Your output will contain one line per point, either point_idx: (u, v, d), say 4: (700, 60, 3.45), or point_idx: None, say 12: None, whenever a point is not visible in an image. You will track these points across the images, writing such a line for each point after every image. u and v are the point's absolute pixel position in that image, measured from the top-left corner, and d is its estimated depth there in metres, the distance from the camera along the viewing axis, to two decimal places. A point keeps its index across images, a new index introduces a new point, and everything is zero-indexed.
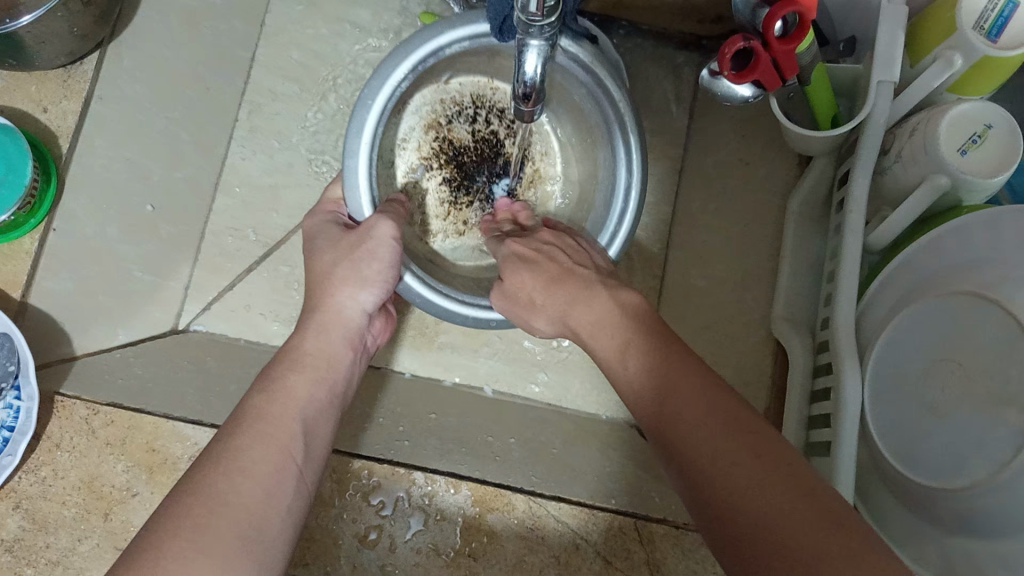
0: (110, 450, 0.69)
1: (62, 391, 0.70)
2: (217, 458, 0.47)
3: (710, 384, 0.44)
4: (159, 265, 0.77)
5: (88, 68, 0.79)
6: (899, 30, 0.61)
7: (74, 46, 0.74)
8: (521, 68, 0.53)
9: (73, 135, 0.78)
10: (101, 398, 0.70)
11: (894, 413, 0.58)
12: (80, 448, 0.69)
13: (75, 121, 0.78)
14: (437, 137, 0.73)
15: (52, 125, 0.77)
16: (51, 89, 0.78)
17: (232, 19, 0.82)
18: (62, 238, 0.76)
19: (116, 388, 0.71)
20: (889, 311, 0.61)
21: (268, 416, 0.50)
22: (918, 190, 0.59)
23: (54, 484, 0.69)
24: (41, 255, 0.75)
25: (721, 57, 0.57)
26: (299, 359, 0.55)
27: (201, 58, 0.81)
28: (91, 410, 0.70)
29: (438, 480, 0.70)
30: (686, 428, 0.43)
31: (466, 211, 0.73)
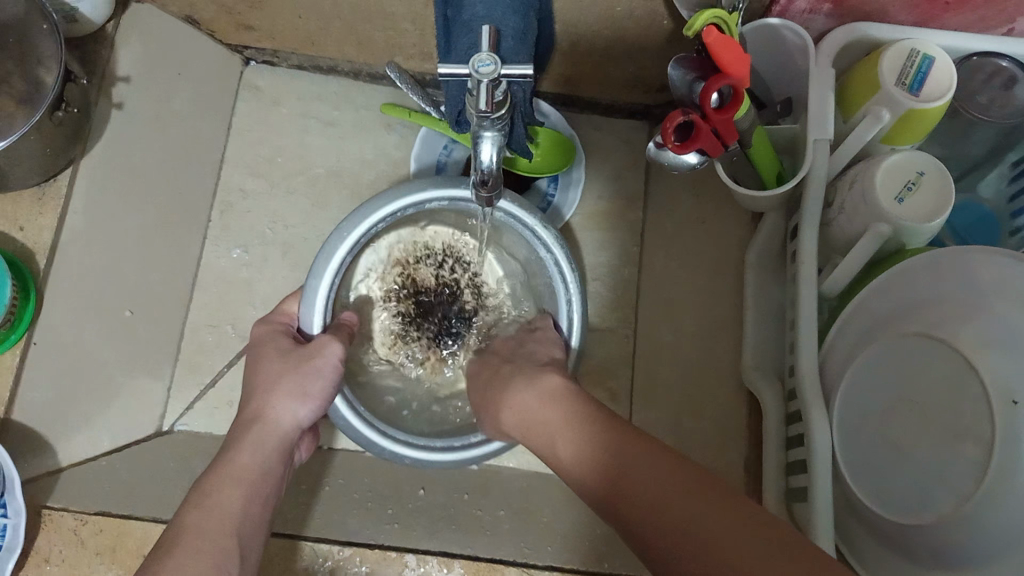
0: (100, 558, 0.70)
1: (49, 504, 0.70)
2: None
3: (681, 470, 0.45)
4: (141, 369, 0.78)
5: (63, 183, 0.78)
6: (827, 92, 0.66)
7: (45, 165, 0.74)
8: (477, 158, 0.56)
9: (50, 251, 0.76)
10: (90, 507, 0.70)
11: (862, 455, 0.59)
12: (69, 559, 0.69)
13: (51, 236, 0.76)
14: (401, 272, 0.74)
15: (27, 242, 0.76)
16: (25, 207, 0.77)
17: (198, 122, 0.85)
18: (43, 352, 0.73)
19: (104, 496, 0.71)
20: (849, 355, 0.63)
21: (197, 540, 0.50)
22: (862, 240, 0.63)
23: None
24: (23, 370, 0.72)
25: (663, 131, 0.61)
26: (230, 472, 0.55)
27: (170, 162, 0.83)
28: (80, 520, 0.70)
29: (428, 559, 0.70)
30: (636, 503, 0.45)
31: (410, 344, 0.75)
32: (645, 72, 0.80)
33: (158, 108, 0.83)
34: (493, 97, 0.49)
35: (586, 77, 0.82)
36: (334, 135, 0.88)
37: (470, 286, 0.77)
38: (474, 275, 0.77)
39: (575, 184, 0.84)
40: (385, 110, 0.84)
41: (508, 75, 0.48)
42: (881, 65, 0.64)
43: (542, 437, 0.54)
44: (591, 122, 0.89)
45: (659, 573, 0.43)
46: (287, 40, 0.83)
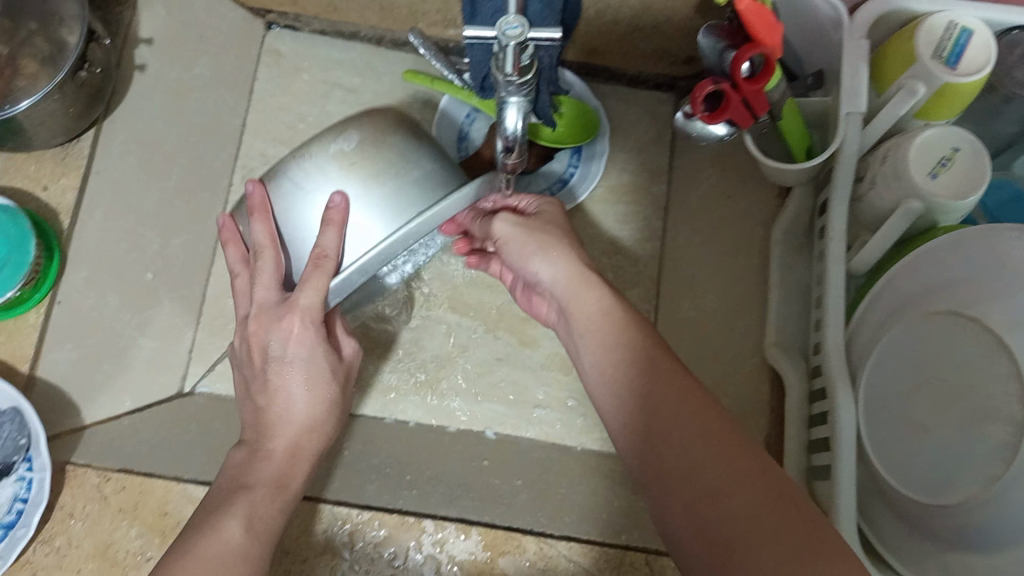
0: (122, 516, 0.70)
1: (73, 461, 0.71)
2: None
3: (714, 437, 0.47)
4: (162, 332, 0.78)
5: (85, 145, 0.80)
6: (862, 62, 0.64)
7: (69, 126, 0.75)
8: (503, 125, 0.55)
9: (74, 211, 0.79)
10: (112, 464, 0.71)
11: (888, 435, 0.59)
12: (92, 516, 0.69)
13: (74, 197, 0.79)
14: None
15: (52, 202, 0.79)
16: (49, 168, 0.79)
17: (220, 87, 0.85)
18: (65, 311, 0.76)
19: (126, 455, 0.72)
20: (874, 334, 0.62)
21: (222, 548, 0.52)
22: (893, 217, 0.61)
23: (68, 554, 0.68)
24: (47, 327, 0.75)
25: (693, 100, 0.60)
26: (254, 493, 0.56)
27: (192, 126, 0.83)
28: (103, 477, 0.70)
29: (445, 526, 0.70)
30: (664, 443, 0.49)
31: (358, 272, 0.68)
32: (672, 43, 0.79)
33: (180, 74, 0.84)
34: (520, 61, 0.48)
35: (611, 47, 0.81)
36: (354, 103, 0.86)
37: None
38: None
39: (598, 156, 0.83)
40: (407, 78, 0.83)
41: (536, 39, 0.47)
42: (918, 37, 0.62)
43: (596, 345, 0.56)
44: (617, 93, 0.87)
45: (683, 522, 0.47)
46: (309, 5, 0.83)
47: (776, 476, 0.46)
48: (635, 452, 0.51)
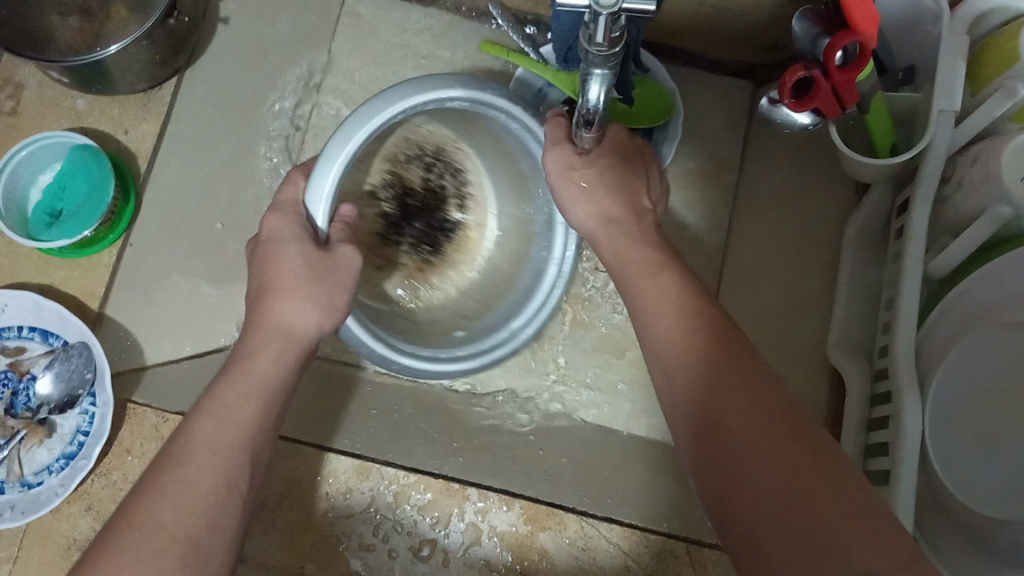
0: None
1: (133, 399, 0.73)
2: (131, 523, 0.46)
3: (789, 444, 0.44)
4: (225, 281, 0.78)
5: (166, 92, 0.82)
6: (959, 59, 0.61)
7: (154, 72, 0.76)
8: (584, 96, 0.54)
9: (151, 155, 0.81)
10: (172, 406, 0.72)
11: (955, 443, 0.57)
12: (149, 454, 0.70)
13: (153, 142, 0.81)
14: (390, 170, 0.71)
15: (131, 146, 0.81)
16: (130, 112, 0.81)
17: (299, 45, 0.85)
18: (137, 253, 0.78)
19: (186, 398, 0.73)
20: (947, 341, 0.60)
21: (200, 454, 0.50)
22: (978, 222, 0.59)
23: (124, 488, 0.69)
24: (118, 269, 0.77)
25: (781, 86, 0.58)
26: (215, 439, 0.52)
27: (269, 82, 0.84)
28: (161, 417, 0.71)
29: (489, 496, 0.71)
30: (733, 433, 0.46)
31: (394, 250, 0.74)
32: (757, 28, 0.77)
33: (262, 31, 0.85)
34: (611, 32, 0.47)
35: (693, 29, 0.79)
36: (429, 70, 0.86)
37: (449, 181, 0.75)
38: (463, 188, 0.76)
39: (670, 141, 0.79)
40: (484, 49, 0.81)
41: (630, 9, 0.46)
42: None
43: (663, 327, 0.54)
44: (695, 77, 0.85)
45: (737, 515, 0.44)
46: None
47: (833, 477, 0.42)
48: (698, 449, 0.48)
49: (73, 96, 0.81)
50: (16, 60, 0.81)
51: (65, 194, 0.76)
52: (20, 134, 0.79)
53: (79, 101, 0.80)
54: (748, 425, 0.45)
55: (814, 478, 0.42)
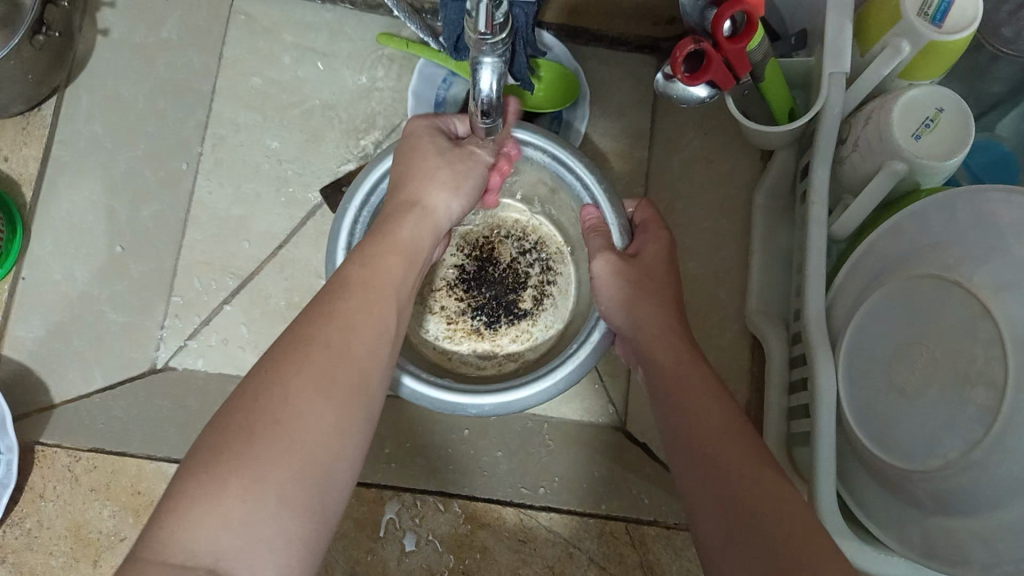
0: (94, 495, 0.69)
1: (42, 441, 0.70)
2: (304, 344, 0.44)
3: (749, 453, 0.48)
4: (133, 306, 0.75)
5: (47, 112, 0.78)
6: (846, 21, 0.62)
7: (30, 92, 0.72)
8: (476, 87, 0.53)
9: (37, 181, 0.77)
10: (83, 444, 0.70)
11: (871, 399, 0.58)
12: (65, 495, 0.69)
13: (37, 167, 0.77)
14: (487, 235, 0.75)
15: (14, 172, 0.76)
16: (10, 137, 0.77)
17: (188, 51, 0.82)
18: (32, 285, 0.74)
19: (99, 433, 0.71)
20: (854, 303, 0.61)
21: (361, 297, 0.48)
22: (875, 180, 0.60)
23: (41, 534, 0.68)
24: (13, 302, 0.74)
25: (673, 61, 0.58)
26: (353, 287, 0.49)
27: (159, 93, 0.81)
28: (73, 457, 0.70)
29: (423, 497, 0.70)
30: (709, 445, 0.50)
31: (447, 301, 0.73)
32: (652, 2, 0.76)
33: (146, 40, 0.81)
34: (492, 19, 0.46)
35: (591, 7, 0.79)
36: (327, 67, 0.83)
37: (535, 289, 0.73)
38: (548, 280, 0.74)
39: (580, 123, 0.80)
40: (382, 41, 0.81)
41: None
42: None
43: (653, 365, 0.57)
44: (597, 55, 0.85)
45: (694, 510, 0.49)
46: None
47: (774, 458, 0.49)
48: (684, 460, 0.51)
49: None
50: None
51: None
52: None
53: None
54: (707, 434, 0.50)
55: (760, 468, 0.47)
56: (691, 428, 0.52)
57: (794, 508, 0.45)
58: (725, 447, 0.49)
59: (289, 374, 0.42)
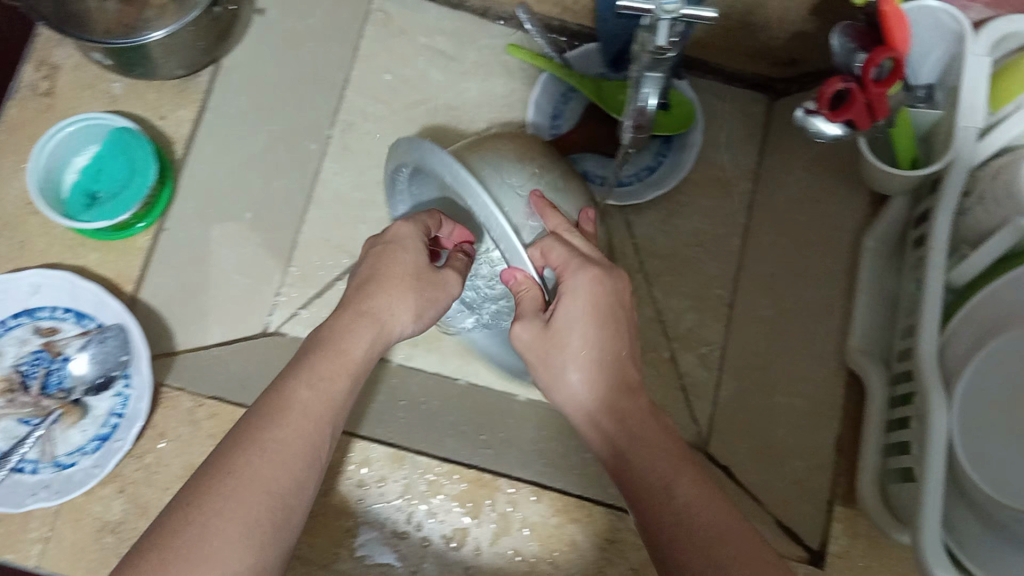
0: (214, 440, 0.66)
1: (168, 383, 0.68)
2: (224, 483, 0.48)
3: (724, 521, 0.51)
4: (255, 271, 0.80)
5: (202, 79, 0.80)
6: (981, 81, 0.65)
7: (194, 59, 0.76)
8: (636, 98, 0.58)
9: (187, 142, 0.77)
10: (206, 391, 0.68)
11: (988, 440, 0.59)
12: (185, 437, 0.66)
13: (188, 128, 0.77)
14: None
15: (167, 132, 0.77)
16: (164, 98, 0.77)
17: (329, 41, 0.87)
18: (173, 239, 0.76)
19: (221, 387, 0.69)
20: (970, 346, 0.63)
21: (294, 420, 0.53)
22: (1000, 233, 0.62)
23: (158, 472, 0.65)
24: (152, 252, 0.74)
25: (821, 95, 0.61)
26: (281, 404, 0.53)
27: (299, 76, 0.85)
28: (196, 401, 0.67)
29: (441, 490, 0.70)
30: (683, 513, 0.52)
31: None
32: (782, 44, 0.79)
33: (293, 26, 0.86)
34: (670, 38, 0.52)
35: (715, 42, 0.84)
36: (456, 71, 0.89)
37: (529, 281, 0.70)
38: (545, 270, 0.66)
39: (690, 148, 0.89)
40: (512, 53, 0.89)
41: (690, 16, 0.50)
42: None
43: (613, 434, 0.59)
44: (712, 89, 0.92)
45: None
46: None
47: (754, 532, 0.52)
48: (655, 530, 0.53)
49: (109, 79, 0.75)
50: (53, 37, 0.74)
51: (101, 176, 0.74)
52: (56, 114, 0.73)
53: (115, 84, 0.75)
54: (631, 441, 0.57)
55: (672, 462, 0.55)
56: (637, 460, 0.56)
57: (733, 528, 0.51)
58: (705, 515, 0.52)
59: (207, 513, 0.47)
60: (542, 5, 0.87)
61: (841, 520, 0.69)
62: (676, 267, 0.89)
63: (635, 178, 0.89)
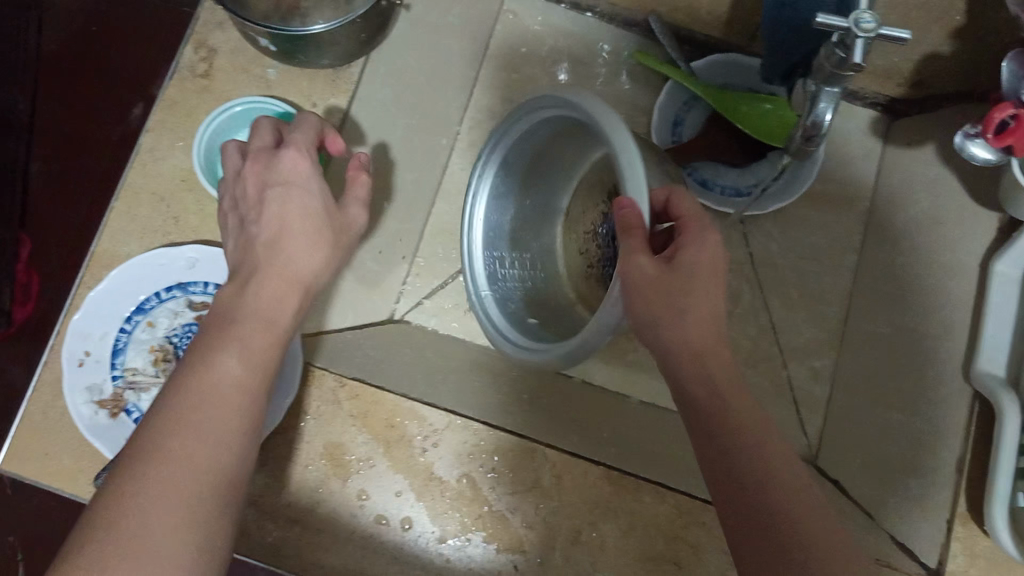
0: (353, 420, 0.72)
1: (313, 362, 0.74)
2: (153, 464, 0.48)
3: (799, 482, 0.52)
4: (387, 258, 0.83)
5: (355, 70, 0.82)
6: None
7: (352, 49, 0.78)
8: (815, 108, 0.60)
9: (338, 131, 0.80)
10: (349, 372, 0.74)
11: None
12: (327, 415, 0.72)
13: (340, 118, 0.81)
14: None
15: (320, 119, 0.80)
16: (321, 87, 0.80)
17: (463, 36, 0.88)
18: None
19: (357, 366, 0.76)
20: None
21: (220, 397, 0.52)
22: None
23: (300, 447, 0.71)
24: None
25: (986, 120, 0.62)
26: (219, 394, 0.52)
27: (436, 69, 0.86)
28: (340, 382, 0.73)
29: (567, 486, 0.71)
30: (745, 469, 0.52)
31: None
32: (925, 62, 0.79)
33: (432, 19, 0.87)
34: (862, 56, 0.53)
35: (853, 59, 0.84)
36: (581, 72, 0.90)
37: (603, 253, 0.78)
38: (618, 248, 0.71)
39: (807, 165, 0.89)
40: (639, 58, 0.89)
41: (885, 35, 0.52)
42: None
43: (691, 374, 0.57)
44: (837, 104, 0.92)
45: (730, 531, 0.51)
46: None
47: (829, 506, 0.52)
48: (714, 485, 0.53)
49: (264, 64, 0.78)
50: (212, 22, 0.77)
51: None
52: (213, 96, 0.76)
53: (272, 70, 0.77)
54: (722, 414, 0.55)
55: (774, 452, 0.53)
56: (696, 406, 0.56)
57: (794, 487, 0.51)
58: (776, 472, 0.52)
59: (138, 497, 0.46)
60: (675, 13, 0.88)
61: (961, 537, 0.75)
62: (791, 280, 0.89)
63: (754, 187, 0.89)
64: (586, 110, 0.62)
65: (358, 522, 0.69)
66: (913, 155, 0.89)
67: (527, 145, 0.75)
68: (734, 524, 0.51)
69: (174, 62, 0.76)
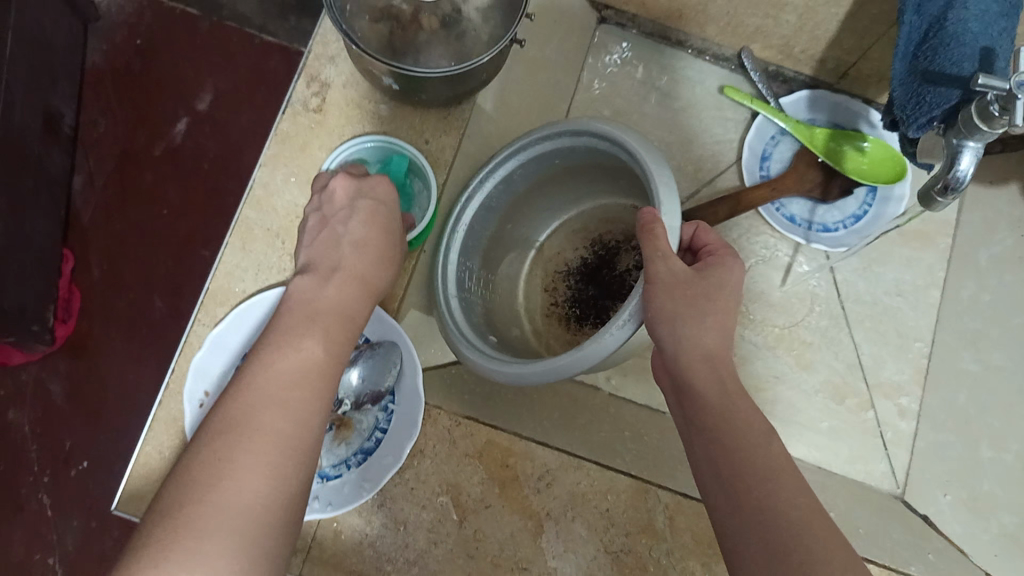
0: (468, 459, 0.72)
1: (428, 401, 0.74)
2: (237, 431, 0.50)
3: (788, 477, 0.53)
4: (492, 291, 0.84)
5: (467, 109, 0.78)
6: None
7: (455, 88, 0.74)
8: (957, 165, 0.59)
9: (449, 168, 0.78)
10: (462, 411, 0.74)
11: None
12: (442, 455, 0.72)
13: (452, 155, 0.78)
14: (588, 242, 0.89)
15: (432, 155, 0.77)
16: (432, 123, 0.77)
17: (560, 73, 0.89)
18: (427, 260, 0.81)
19: (470, 405, 0.76)
20: None
21: (298, 380, 0.54)
22: None
23: (417, 486, 0.71)
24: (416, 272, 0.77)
25: None
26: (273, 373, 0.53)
27: (533, 104, 0.87)
28: (455, 421, 0.73)
29: (680, 529, 0.70)
30: (743, 458, 0.54)
31: (560, 286, 0.89)
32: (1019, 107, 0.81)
33: None
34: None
35: None
36: (671, 107, 0.93)
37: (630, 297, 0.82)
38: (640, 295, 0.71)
39: (896, 200, 0.88)
40: (729, 93, 0.91)
41: None
42: None
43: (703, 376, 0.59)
44: None
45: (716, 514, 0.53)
46: (656, 9, 0.87)
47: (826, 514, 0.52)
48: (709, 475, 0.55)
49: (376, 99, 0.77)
50: (324, 56, 0.77)
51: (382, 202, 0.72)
52: (326, 132, 0.76)
53: (384, 107, 0.77)
54: (719, 415, 0.57)
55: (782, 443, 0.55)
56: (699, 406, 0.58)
57: (782, 480, 0.52)
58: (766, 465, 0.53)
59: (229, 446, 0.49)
60: (766, 51, 0.89)
61: None
62: (877, 313, 0.91)
63: (841, 225, 0.90)
64: (626, 146, 0.68)
65: (474, 561, 0.69)
66: (997, 194, 0.90)
67: (538, 164, 0.79)
68: (718, 501, 0.53)
69: (288, 95, 0.77)
